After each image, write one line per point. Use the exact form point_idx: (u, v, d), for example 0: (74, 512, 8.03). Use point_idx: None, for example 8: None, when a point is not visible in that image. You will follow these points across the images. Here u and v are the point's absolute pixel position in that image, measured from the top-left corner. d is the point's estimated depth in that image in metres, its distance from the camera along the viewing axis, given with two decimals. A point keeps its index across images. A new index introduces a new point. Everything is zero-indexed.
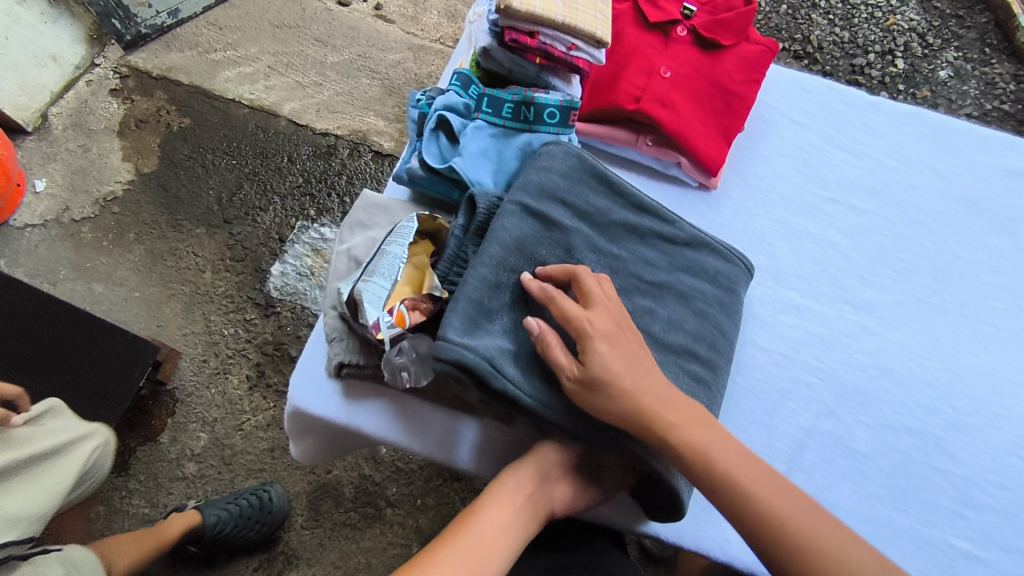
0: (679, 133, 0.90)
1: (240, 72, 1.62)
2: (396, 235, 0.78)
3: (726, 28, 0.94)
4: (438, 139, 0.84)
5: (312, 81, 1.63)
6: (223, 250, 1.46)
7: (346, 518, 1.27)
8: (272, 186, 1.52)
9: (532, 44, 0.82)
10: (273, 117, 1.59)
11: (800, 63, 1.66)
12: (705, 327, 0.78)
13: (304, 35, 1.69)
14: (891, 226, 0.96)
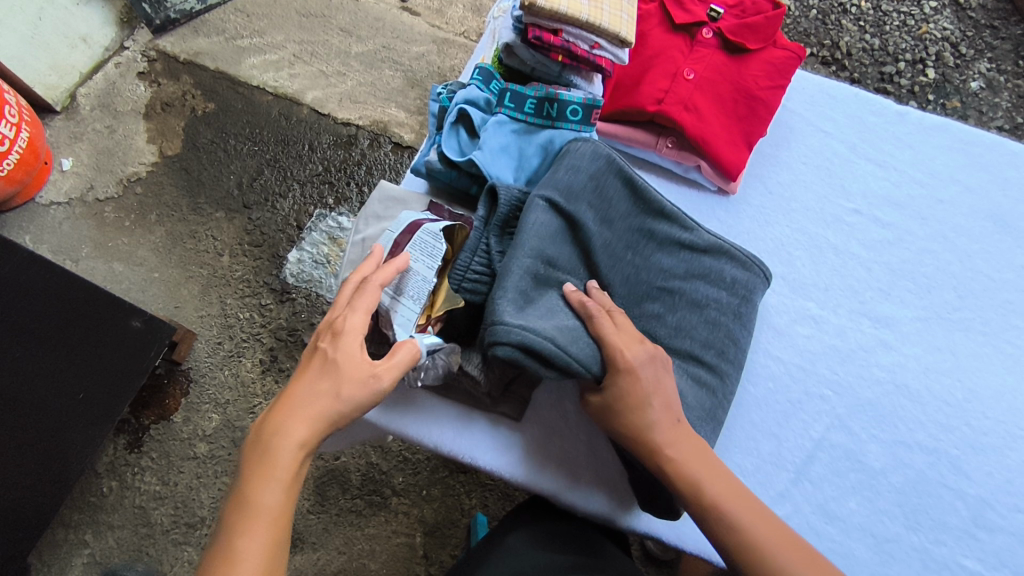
0: (701, 137, 0.89)
1: (265, 59, 1.64)
2: (423, 250, 0.76)
3: (753, 33, 0.93)
4: (458, 134, 0.84)
5: (336, 70, 1.64)
6: (242, 235, 1.47)
7: (352, 506, 1.28)
8: (292, 173, 1.53)
9: (555, 42, 0.82)
10: (296, 105, 1.60)
11: (828, 70, 1.64)
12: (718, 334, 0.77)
13: (330, 25, 1.69)
14: (914, 239, 0.94)
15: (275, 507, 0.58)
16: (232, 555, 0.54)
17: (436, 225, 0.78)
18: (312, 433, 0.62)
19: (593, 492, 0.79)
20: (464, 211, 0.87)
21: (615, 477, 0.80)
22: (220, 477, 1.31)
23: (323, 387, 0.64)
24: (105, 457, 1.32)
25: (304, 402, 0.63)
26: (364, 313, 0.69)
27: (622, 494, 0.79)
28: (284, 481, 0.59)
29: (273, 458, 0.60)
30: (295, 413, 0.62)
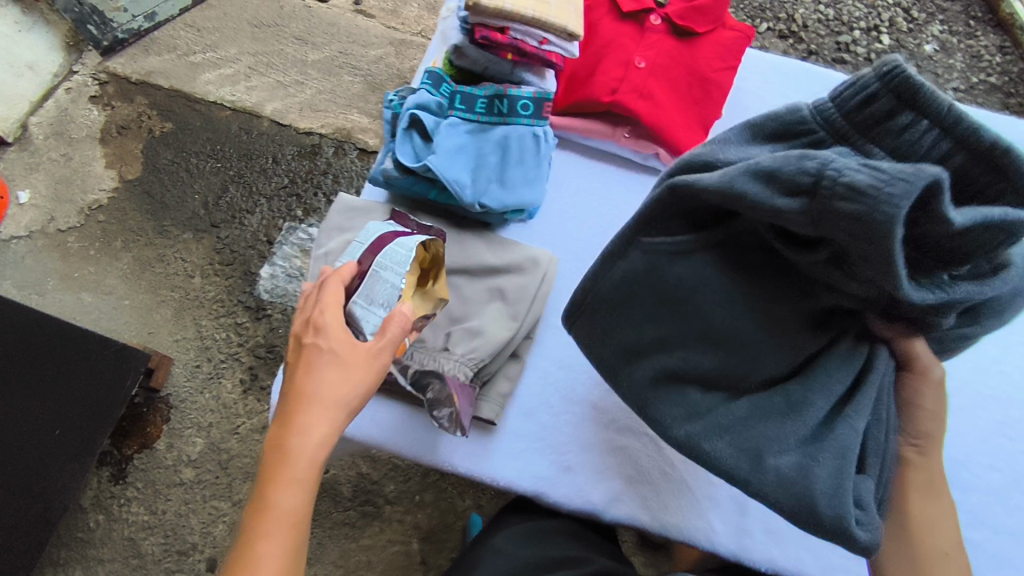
0: (656, 123, 0.89)
1: (220, 73, 1.61)
2: (392, 261, 0.76)
3: (702, 15, 0.92)
4: (412, 139, 0.82)
5: (294, 80, 1.62)
6: (211, 255, 1.45)
7: (345, 517, 1.27)
8: (257, 187, 1.51)
9: (503, 40, 0.81)
10: (256, 118, 1.57)
11: (785, 43, 1.63)
12: (810, 396, 0.60)
13: (283, 34, 1.67)
14: None
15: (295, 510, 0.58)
16: (255, 559, 0.56)
17: (410, 240, 0.78)
18: (327, 428, 0.62)
19: (577, 487, 0.79)
20: (423, 218, 0.86)
21: (597, 471, 0.80)
22: (208, 501, 1.30)
23: (327, 379, 0.63)
24: (89, 491, 1.29)
25: (312, 397, 0.62)
26: (338, 306, 0.69)
27: (608, 486, 0.79)
28: (300, 482, 0.59)
29: (286, 462, 0.60)
30: (306, 411, 0.61)
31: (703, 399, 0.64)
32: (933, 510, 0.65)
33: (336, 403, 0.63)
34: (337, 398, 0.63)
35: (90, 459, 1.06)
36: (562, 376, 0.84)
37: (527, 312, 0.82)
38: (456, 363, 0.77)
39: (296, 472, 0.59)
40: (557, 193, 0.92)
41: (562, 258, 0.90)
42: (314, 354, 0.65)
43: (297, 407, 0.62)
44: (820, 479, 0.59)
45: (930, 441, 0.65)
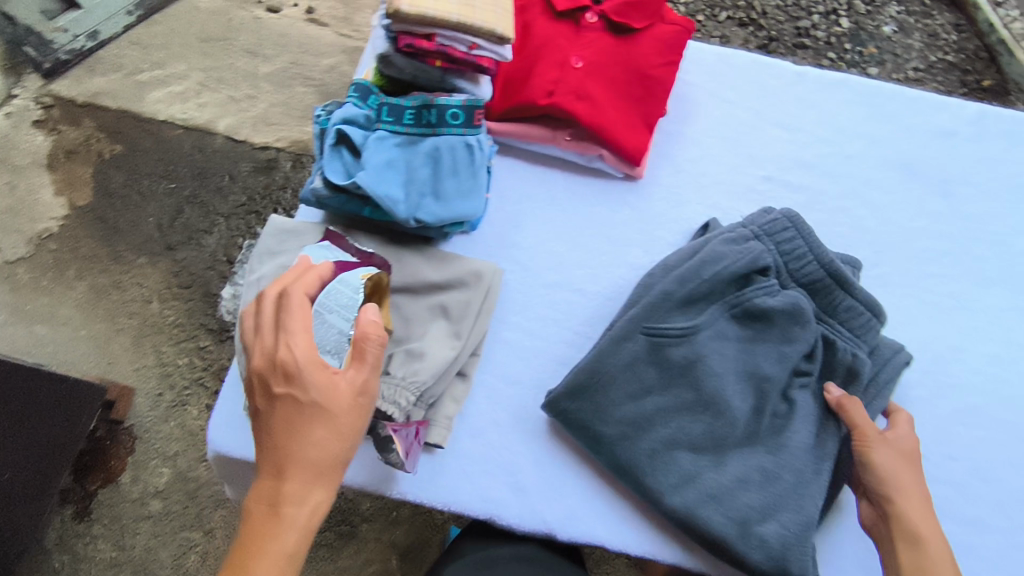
0: (596, 124, 0.86)
1: (169, 91, 1.53)
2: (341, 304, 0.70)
3: (637, 11, 0.89)
4: (341, 155, 0.79)
5: (247, 94, 1.54)
6: (169, 279, 1.38)
7: (322, 540, 1.23)
8: (214, 207, 1.45)
9: (430, 47, 0.78)
10: (209, 135, 1.50)
11: (744, 31, 1.59)
12: (781, 467, 0.74)
13: (232, 48, 1.58)
14: (828, 199, 0.94)
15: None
16: None
17: (355, 277, 0.72)
18: (320, 489, 0.59)
19: (530, 507, 0.77)
20: (359, 236, 0.83)
21: (552, 489, 0.78)
22: (178, 532, 1.24)
23: (315, 438, 0.59)
24: (52, 531, 1.24)
25: (300, 459, 0.58)
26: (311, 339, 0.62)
27: (563, 505, 0.77)
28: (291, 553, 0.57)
29: (276, 531, 0.57)
30: (296, 474, 0.58)
31: (690, 464, 0.75)
32: (919, 558, 0.66)
33: (330, 463, 0.59)
34: (326, 460, 0.59)
35: (49, 499, 1.03)
36: (512, 393, 0.81)
37: (471, 329, 0.79)
38: (397, 389, 0.74)
39: (286, 543, 0.57)
40: (501, 203, 0.90)
41: (508, 269, 0.87)
42: (292, 406, 0.59)
43: (287, 467, 0.58)
44: (775, 535, 0.71)
45: (896, 491, 0.69)
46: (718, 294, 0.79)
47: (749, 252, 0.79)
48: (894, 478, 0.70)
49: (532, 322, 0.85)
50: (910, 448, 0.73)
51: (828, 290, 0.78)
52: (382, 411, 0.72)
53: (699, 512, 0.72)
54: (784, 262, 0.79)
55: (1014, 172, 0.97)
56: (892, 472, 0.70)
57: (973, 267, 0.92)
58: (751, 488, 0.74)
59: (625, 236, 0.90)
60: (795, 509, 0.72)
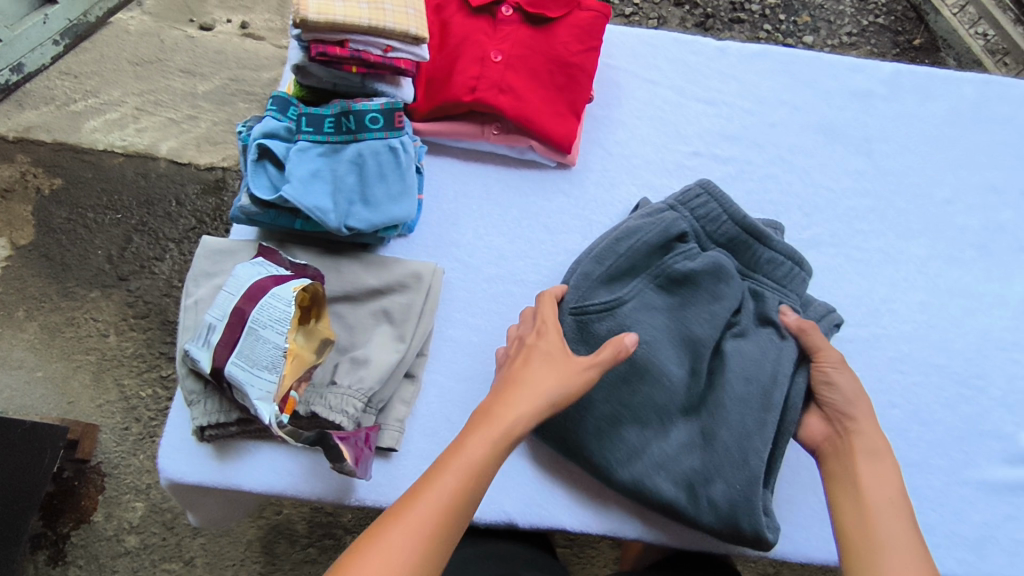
0: (522, 115, 0.87)
1: (106, 119, 1.44)
2: (274, 318, 0.70)
3: (552, 0, 0.90)
4: (266, 170, 0.78)
5: (186, 115, 1.45)
6: (124, 310, 1.33)
7: (306, 555, 1.22)
8: (164, 233, 1.38)
9: (344, 54, 0.78)
10: (151, 160, 1.42)
11: (681, 10, 1.56)
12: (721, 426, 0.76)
13: (167, 69, 1.48)
14: (755, 168, 0.96)
15: (466, 483, 0.59)
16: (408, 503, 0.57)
17: (287, 289, 0.72)
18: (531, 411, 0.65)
19: (489, 500, 0.77)
20: (296, 250, 0.83)
21: (512, 479, 0.78)
22: (159, 566, 1.22)
23: (541, 371, 0.68)
24: None
25: (526, 382, 0.67)
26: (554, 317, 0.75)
27: (522, 493, 0.78)
28: (478, 461, 0.61)
29: (485, 430, 0.63)
30: (522, 394, 0.66)
31: (637, 438, 0.77)
32: (876, 468, 0.68)
33: (540, 390, 0.67)
34: (544, 390, 0.67)
35: (19, 549, 1.01)
36: (462, 389, 0.81)
37: (415, 331, 0.80)
38: (344, 398, 0.74)
39: (478, 450, 0.61)
40: (436, 202, 0.90)
41: (450, 267, 0.87)
42: (537, 348, 0.71)
43: (513, 389, 0.67)
44: (721, 495, 0.73)
45: (851, 407, 0.72)
46: (642, 266, 0.81)
47: (664, 220, 0.81)
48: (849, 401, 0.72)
49: (478, 317, 0.85)
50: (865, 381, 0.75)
51: (746, 245, 0.82)
52: (331, 420, 0.73)
53: (650, 480, 0.74)
54: (700, 226, 0.82)
55: (932, 129, 1.00)
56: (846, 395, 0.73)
57: (898, 222, 0.95)
58: (699, 451, 0.76)
59: (561, 223, 0.91)
60: (738, 465, 0.74)
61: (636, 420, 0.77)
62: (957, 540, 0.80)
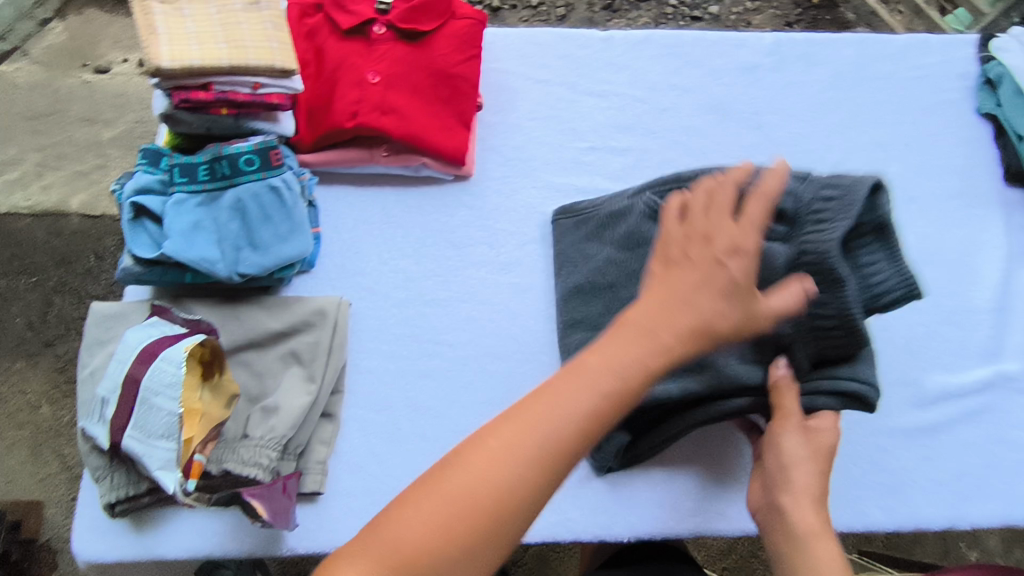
0: (409, 134, 0.86)
1: (5, 180, 1.34)
2: (166, 384, 0.68)
3: (426, 14, 0.88)
4: (146, 227, 0.75)
5: (94, 164, 1.35)
6: (55, 377, 1.25)
7: None
8: (87, 291, 1.28)
9: (209, 97, 0.75)
10: (63, 217, 1.32)
11: None
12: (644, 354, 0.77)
13: (66, 119, 1.38)
14: (653, 154, 0.98)
15: (498, 481, 0.50)
16: (457, 459, 0.52)
17: (178, 350, 0.70)
18: (673, 344, 0.56)
19: None
20: (192, 304, 0.80)
21: None
22: None
23: (699, 292, 0.57)
24: None
25: (672, 292, 0.58)
26: (754, 219, 0.61)
27: None
28: (540, 440, 0.51)
29: (595, 390, 0.53)
30: (663, 305, 0.57)
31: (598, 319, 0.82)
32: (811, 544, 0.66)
33: (696, 326, 0.56)
34: (696, 320, 0.57)
35: None
36: (383, 420, 0.81)
37: (325, 369, 0.79)
38: (257, 450, 0.73)
39: (542, 423, 0.52)
40: (336, 233, 0.88)
41: (358, 297, 0.86)
42: (700, 250, 0.60)
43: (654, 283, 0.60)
44: None
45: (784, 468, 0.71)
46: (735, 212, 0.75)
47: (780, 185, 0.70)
48: (793, 470, 0.70)
49: (390, 343, 0.84)
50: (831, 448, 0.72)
51: (815, 259, 0.67)
52: (246, 475, 0.72)
53: (571, 354, 0.83)
54: (807, 216, 0.69)
55: (816, 94, 1.03)
56: (796, 465, 0.70)
57: None
58: None
59: (466, 237, 0.90)
60: None
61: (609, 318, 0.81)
62: (866, 488, 0.86)
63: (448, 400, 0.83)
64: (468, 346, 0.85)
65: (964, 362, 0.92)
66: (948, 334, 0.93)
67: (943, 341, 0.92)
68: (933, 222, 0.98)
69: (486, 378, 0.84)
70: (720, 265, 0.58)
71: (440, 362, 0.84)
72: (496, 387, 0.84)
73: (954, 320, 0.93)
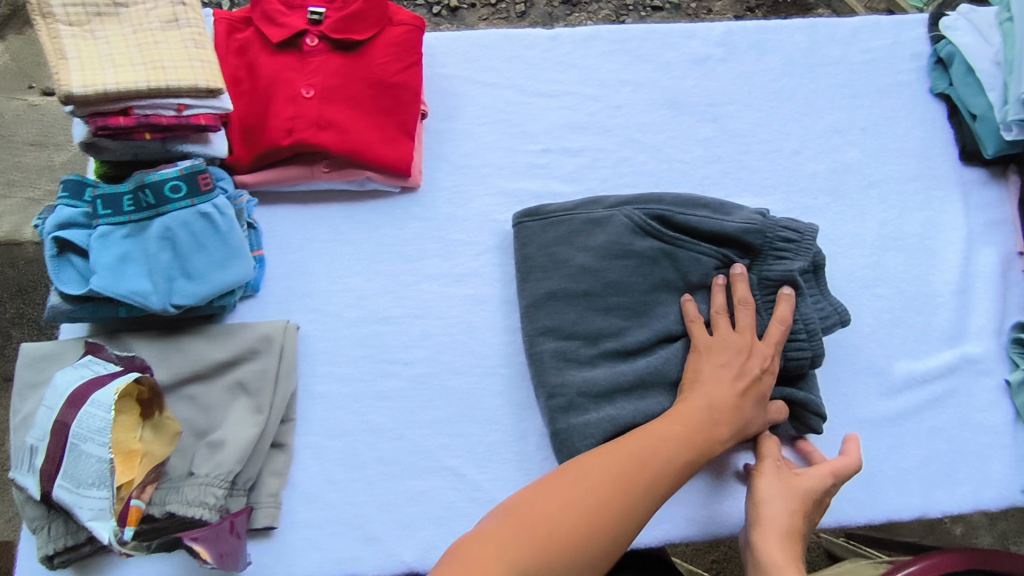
0: (349, 148, 0.83)
1: None
2: (96, 428, 0.65)
3: (360, 22, 0.85)
4: (73, 262, 0.71)
5: (48, 191, 1.24)
6: None
7: None
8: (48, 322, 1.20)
9: (130, 122, 0.72)
10: (17, 246, 1.23)
11: None
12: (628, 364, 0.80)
13: (13, 144, 1.25)
14: (607, 153, 0.95)
15: (600, 509, 0.61)
16: (546, 488, 0.62)
17: (108, 392, 0.66)
18: (722, 428, 0.71)
19: (385, 555, 0.75)
20: (130, 340, 0.77)
21: (405, 529, 0.76)
22: None
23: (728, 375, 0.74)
24: None
25: (714, 382, 0.73)
26: (780, 342, 0.77)
27: (416, 540, 0.75)
28: (624, 478, 0.63)
29: (674, 447, 0.67)
30: (704, 387, 0.73)
31: (574, 320, 0.81)
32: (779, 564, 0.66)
33: (742, 417, 0.72)
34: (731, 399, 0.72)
35: None
36: (338, 447, 0.78)
37: (274, 398, 0.75)
38: (203, 488, 0.70)
39: (627, 466, 0.64)
40: (281, 255, 0.85)
41: (308, 320, 0.83)
42: (734, 353, 0.75)
43: (698, 367, 0.75)
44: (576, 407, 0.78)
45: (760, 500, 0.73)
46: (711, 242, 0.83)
47: (749, 224, 0.81)
48: (766, 504, 0.72)
49: (343, 365, 0.81)
50: (814, 493, 0.73)
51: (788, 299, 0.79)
52: (191, 515, 0.69)
53: (541, 353, 0.81)
54: (769, 251, 0.81)
55: (769, 82, 1.01)
56: (767, 500, 0.72)
57: (750, 181, 0.96)
58: (603, 371, 0.80)
59: (419, 249, 0.87)
60: (616, 407, 0.78)
61: (589, 324, 0.81)
62: None
63: (407, 421, 0.80)
64: (425, 363, 0.82)
65: (928, 347, 0.91)
66: (912, 320, 0.92)
67: (907, 327, 0.91)
68: (893, 206, 0.96)
69: (446, 396, 0.81)
70: (758, 376, 0.74)
71: (396, 382, 0.81)
72: (455, 405, 0.81)
73: (917, 305, 0.92)
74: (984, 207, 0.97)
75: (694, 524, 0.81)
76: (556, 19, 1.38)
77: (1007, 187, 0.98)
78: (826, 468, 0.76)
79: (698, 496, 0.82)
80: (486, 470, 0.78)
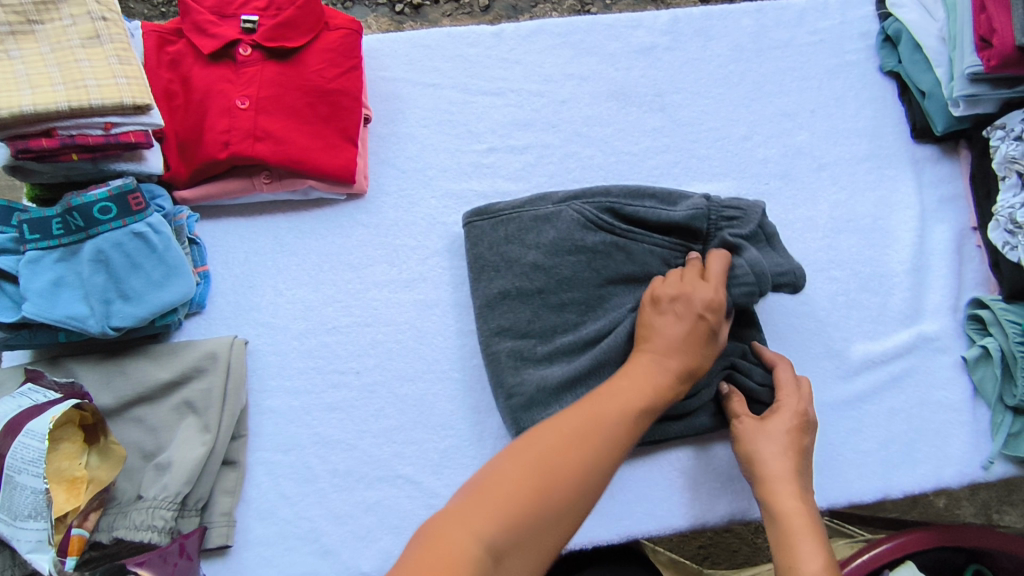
0: (287, 158, 0.82)
1: None
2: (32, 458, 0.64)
3: (293, 28, 0.83)
4: (4, 288, 0.70)
5: None
6: None
7: None
8: None
9: (54, 144, 0.70)
10: None
11: None
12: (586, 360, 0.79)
13: None
14: (554, 149, 0.94)
15: (569, 466, 0.58)
16: (508, 453, 0.59)
17: (41, 421, 0.65)
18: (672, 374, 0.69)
19: (342, 567, 0.75)
20: (73, 365, 0.76)
21: (360, 540, 0.76)
22: None
23: (671, 327, 0.72)
24: None
25: (659, 337, 0.72)
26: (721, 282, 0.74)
27: (372, 550, 0.76)
28: (588, 431, 0.61)
29: (631, 395, 0.65)
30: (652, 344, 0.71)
31: (528, 318, 0.81)
32: (793, 514, 0.67)
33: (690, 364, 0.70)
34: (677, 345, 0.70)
35: None
36: (292, 463, 0.78)
37: (221, 417, 0.74)
38: (150, 511, 0.69)
39: (586, 420, 0.62)
40: (226, 269, 0.84)
41: (256, 335, 0.82)
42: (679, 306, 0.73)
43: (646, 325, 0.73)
44: (536, 406, 0.78)
45: (756, 458, 0.73)
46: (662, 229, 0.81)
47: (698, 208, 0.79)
48: (763, 458, 0.73)
49: (293, 378, 0.81)
50: (802, 436, 0.74)
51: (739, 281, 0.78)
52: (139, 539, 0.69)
53: (498, 354, 0.80)
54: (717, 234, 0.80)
55: (717, 68, 1.00)
56: (764, 455, 0.73)
57: (700, 170, 0.96)
58: (561, 366, 0.79)
59: (366, 257, 0.86)
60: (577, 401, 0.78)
61: (544, 321, 0.81)
62: None
63: (359, 432, 0.79)
64: (376, 371, 0.81)
65: (884, 328, 0.91)
66: (867, 302, 0.92)
67: (861, 309, 0.91)
68: (844, 187, 0.96)
69: (398, 404, 0.80)
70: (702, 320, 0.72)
71: (347, 392, 0.80)
72: (407, 413, 0.80)
73: (872, 287, 0.92)
74: (936, 183, 0.97)
75: (676, 507, 0.81)
76: (520, 11, 1.22)
77: (959, 163, 0.98)
78: (787, 393, 0.76)
79: (671, 482, 0.82)
80: (440, 476, 0.78)
